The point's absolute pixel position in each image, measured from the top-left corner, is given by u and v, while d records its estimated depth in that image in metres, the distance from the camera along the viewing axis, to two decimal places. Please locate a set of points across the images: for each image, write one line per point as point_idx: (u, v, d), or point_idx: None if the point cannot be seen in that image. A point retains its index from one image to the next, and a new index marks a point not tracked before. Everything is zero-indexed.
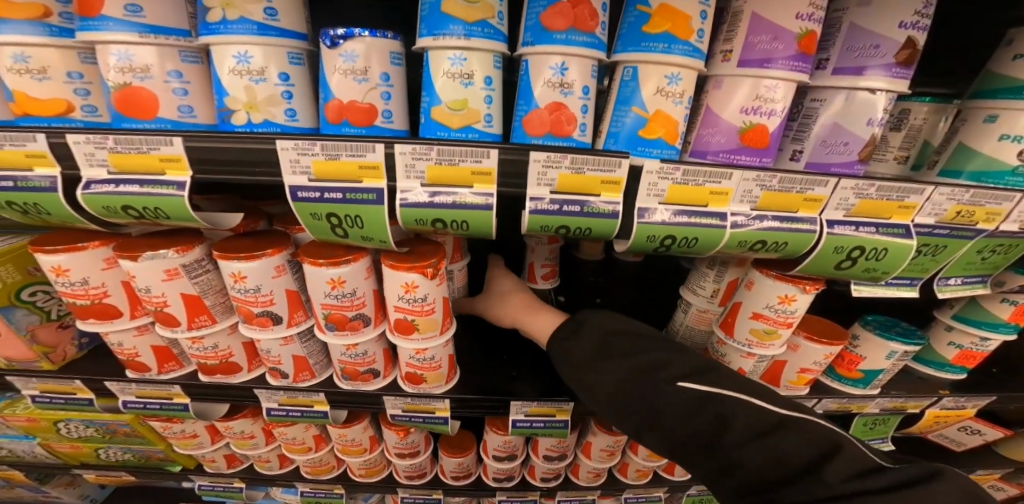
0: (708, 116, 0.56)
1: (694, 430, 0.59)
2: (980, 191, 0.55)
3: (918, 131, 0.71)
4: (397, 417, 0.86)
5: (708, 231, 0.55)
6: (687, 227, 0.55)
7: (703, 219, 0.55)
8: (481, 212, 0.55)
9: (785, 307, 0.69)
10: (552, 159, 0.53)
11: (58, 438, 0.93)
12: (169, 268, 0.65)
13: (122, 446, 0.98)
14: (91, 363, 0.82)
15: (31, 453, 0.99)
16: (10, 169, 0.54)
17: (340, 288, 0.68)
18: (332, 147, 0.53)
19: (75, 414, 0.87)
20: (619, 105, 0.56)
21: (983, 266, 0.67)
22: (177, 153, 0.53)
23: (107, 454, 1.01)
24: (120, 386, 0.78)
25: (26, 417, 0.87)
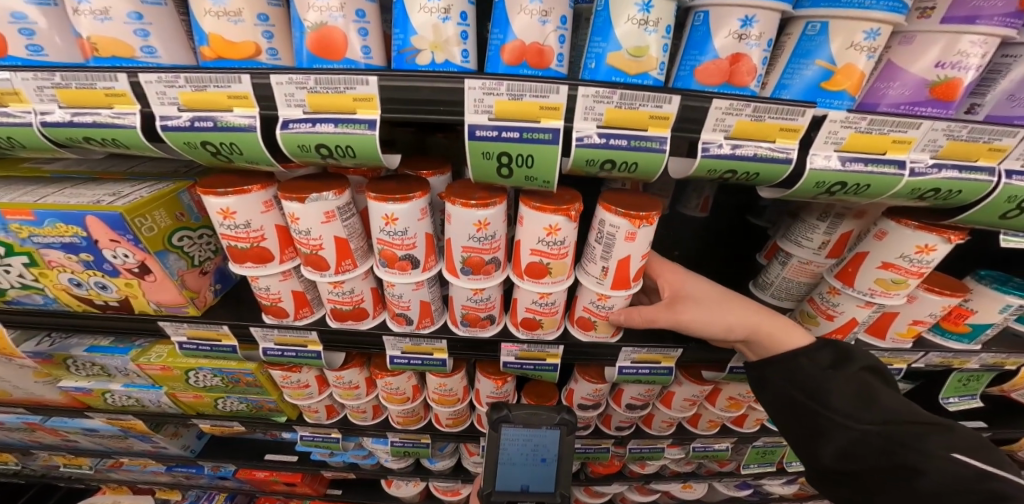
0: (888, 69, 0.55)
1: (950, 493, 0.62)
2: None
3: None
4: (510, 364, 0.90)
5: (884, 178, 0.55)
6: (863, 174, 0.55)
7: (882, 167, 0.55)
8: (654, 154, 0.55)
9: (922, 257, 0.70)
10: (733, 106, 0.54)
11: (185, 386, 1.04)
12: (328, 210, 0.66)
13: (239, 396, 1.10)
14: (229, 309, 0.86)
15: (156, 402, 1.11)
16: (211, 111, 0.55)
17: (484, 230, 0.69)
18: (520, 89, 0.54)
19: (206, 363, 0.96)
20: (798, 58, 0.55)
21: None
22: (371, 92, 0.53)
23: (223, 404, 1.13)
24: (262, 332, 0.83)
25: (161, 365, 0.97)
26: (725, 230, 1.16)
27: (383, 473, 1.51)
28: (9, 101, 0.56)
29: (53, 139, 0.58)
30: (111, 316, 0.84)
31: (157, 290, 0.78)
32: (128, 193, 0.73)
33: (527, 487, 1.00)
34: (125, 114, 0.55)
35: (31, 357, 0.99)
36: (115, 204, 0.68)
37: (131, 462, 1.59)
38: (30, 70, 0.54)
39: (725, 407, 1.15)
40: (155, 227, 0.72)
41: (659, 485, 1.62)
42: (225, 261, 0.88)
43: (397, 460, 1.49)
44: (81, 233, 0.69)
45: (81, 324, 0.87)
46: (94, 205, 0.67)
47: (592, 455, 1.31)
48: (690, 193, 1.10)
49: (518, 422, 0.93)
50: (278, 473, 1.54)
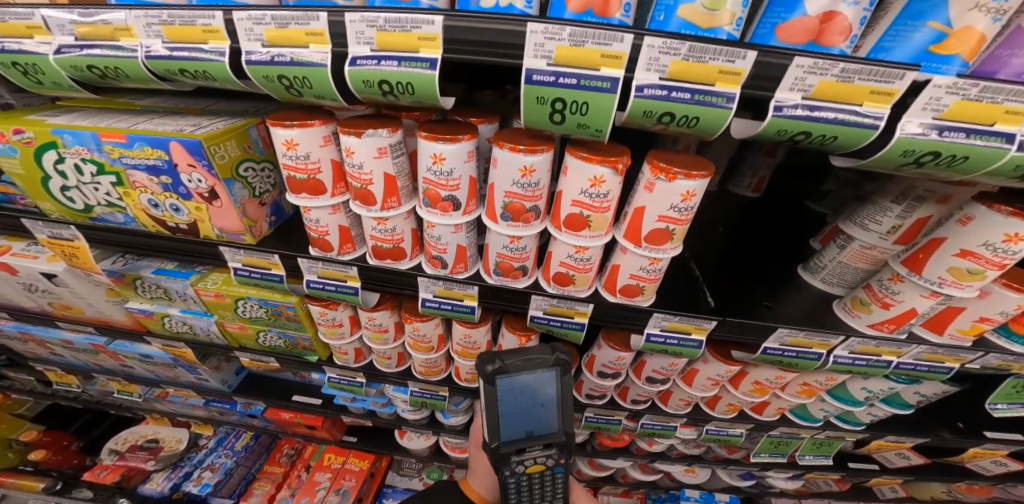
0: (1016, 36, 0.51)
1: None
2: None
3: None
4: (536, 319, 0.91)
5: (987, 151, 0.51)
6: (960, 144, 0.51)
7: (988, 139, 0.50)
8: (719, 111, 0.54)
9: (1008, 247, 0.62)
10: (818, 65, 0.51)
11: (233, 317, 1.06)
12: (381, 147, 0.68)
13: (279, 331, 1.12)
14: (282, 241, 0.89)
15: (206, 331, 1.14)
16: (291, 47, 0.57)
17: (529, 177, 0.70)
18: (581, 36, 0.53)
19: (256, 293, 0.98)
20: (909, 19, 0.52)
21: None
22: (435, 32, 0.54)
23: (265, 338, 1.15)
24: (308, 264, 0.85)
25: (215, 292, 0.99)
26: (779, 211, 1.14)
27: (399, 423, 1.60)
28: (120, 37, 0.60)
29: (155, 73, 0.61)
30: (178, 239, 0.88)
31: (221, 215, 0.81)
32: (206, 124, 0.76)
33: (530, 431, 1.02)
34: (219, 50, 0.58)
35: (108, 276, 1.01)
36: (195, 132, 0.71)
37: (173, 393, 1.69)
38: (141, 7, 0.58)
39: (750, 393, 1.10)
40: (226, 156, 0.75)
41: (664, 464, 1.64)
42: (282, 195, 0.91)
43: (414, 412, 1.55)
44: (165, 157, 0.73)
45: (149, 244, 0.91)
46: (178, 132, 0.71)
47: (603, 425, 1.34)
48: (745, 171, 1.13)
49: (513, 371, 0.90)
50: (303, 416, 1.62)
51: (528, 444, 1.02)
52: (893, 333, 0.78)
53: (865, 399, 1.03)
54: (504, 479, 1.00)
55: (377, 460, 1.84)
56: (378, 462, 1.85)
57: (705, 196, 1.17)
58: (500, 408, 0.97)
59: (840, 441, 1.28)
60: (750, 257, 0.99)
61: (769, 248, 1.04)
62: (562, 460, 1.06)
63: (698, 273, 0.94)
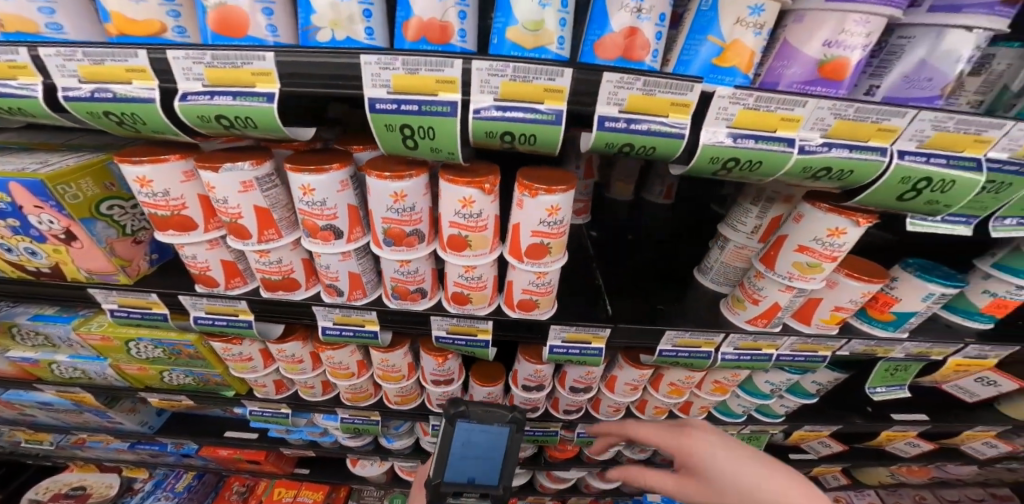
0: (784, 49, 0.58)
1: None
2: None
3: (997, 74, 0.69)
4: (441, 339, 0.91)
5: (774, 154, 0.57)
6: (753, 150, 0.57)
7: (771, 144, 0.57)
8: (551, 127, 0.57)
9: (833, 241, 0.72)
10: (624, 80, 0.55)
11: (127, 359, 1.04)
12: (245, 181, 0.67)
13: (185, 370, 1.09)
14: (161, 278, 0.88)
15: (101, 375, 1.10)
16: (113, 83, 0.56)
17: (401, 202, 0.70)
18: (412, 64, 0.54)
19: (146, 333, 0.96)
20: (695, 35, 0.57)
21: None
22: (268, 67, 0.54)
23: (169, 377, 1.12)
24: (192, 301, 0.84)
25: (101, 335, 0.96)
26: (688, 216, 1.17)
27: (342, 452, 1.49)
28: None
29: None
30: (43, 282, 0.86)
31: (85, 257, 0.79)
32: (57, 162, 0.74)
33: (473, 479, 1.05)
34: (29, 85, 0.57)
35: None
36: (39, 171, 0.69)
37: (93, 439, 1.59)
38: None
39: (667, 394, 1.11)
40: (82, 196, 0.73)
41: (615, 472, 1.63)
42: None
43: (355, 438, 1.47)
44: (6, 199, 0.70)
45: (14, 291, 0.88)
46: (18, 172, 0.68)
47: (541, 438, 1.33)
48: (654, 180, 1.19)
49: (472, 419, 0.94)
50: (241, 451, 1.55)
51: (467, 489, 1.05)
52: (766, 327, 0.86)
53: (772, 392, 1.07)
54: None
55: (333, 490, 1.78)
56: (335, 492, 1.77)
57: (621, 206, 1.21)
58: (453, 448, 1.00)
59: (768, 433, 1.30)
60: (655, 264, 1.02)
61: (676, 254, 1.06)
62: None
63: (602, 283, 0.96)
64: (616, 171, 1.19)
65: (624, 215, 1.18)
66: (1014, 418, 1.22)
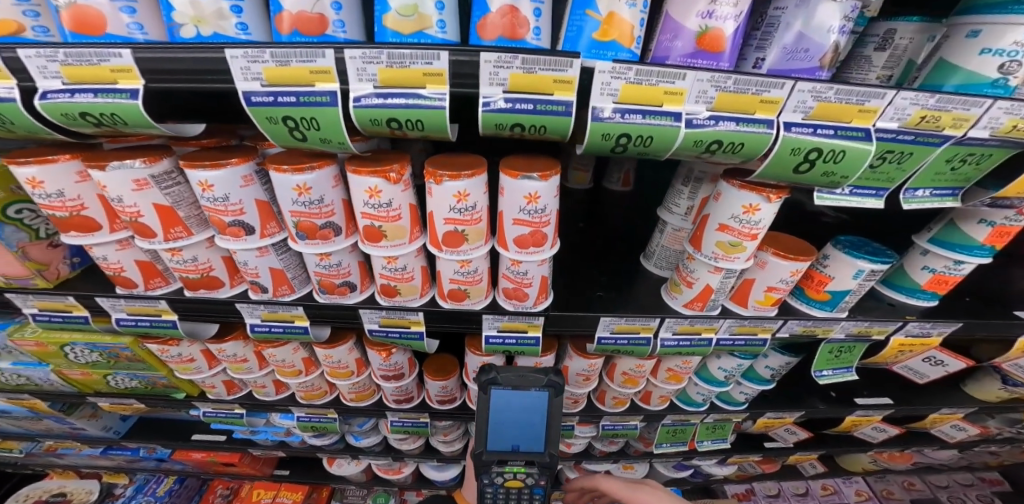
0: (668, 23, 0.57)
1: None
2: (947, 95, 0.56)
3: (901, 49, 0.69)
4: (375, 332, 0.87)
5: (662, 130, 0.56)
6: (641, 126, 0.56)
7: (659, 119, 0.56)
8: (434, 111, 0.55)
9: (750, 218, 0.70)
10: (502, 59, 0.53)
11: (68, 363, 1.01)
12: (138, 179, 0.66)
13: (128, 372, 1.04)
14: (84, 282, 0.86)
15: (47, 380, 1.08)
16: None
17: (306, 195, 0.68)
18: (280, 53, 0.52)
19: (80, 337, 0.93)
20: (576, 9, 0.55)
21: (953, 178, 0.66)
22: (127, 63, 0.53)
23: (115, 381, 1.07)
24: (111, 302, 0.83)
25: (35, 340, 0.94)
26: (647, 203, 1.16)
27: (313, 450, 1.36)
28: None
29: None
30: None
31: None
32: None
33: (517, 446, 0.99)
34: None
35: None
36: None
37: (64, 446, 1.57)
38: None
39: (624, 384, 1.06)
40: None
41: (592, 465, 1.54)
42: None
43: (321, 437, 1.34)
44: None
45: None
46: None
47: None
48: (612, 168, 1.18)
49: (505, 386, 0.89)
50: (213, 453, 1.45)
51: (511, 457, 0.99)
52: (703, 309, 0.84)
53: (726, 379, 1.06)
54: (481, 487, 0.99)
55: (314, 490, 1.66)
56: (315, 494, 1.66)
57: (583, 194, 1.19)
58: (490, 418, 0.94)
59: (731, 422, 1.29)
60: (603, 249, 1.01)
61: (630, 241, 1.05)
62: (542, 482, 1.01)
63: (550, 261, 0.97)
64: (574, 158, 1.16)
65: (580, 206, 1.13)
66: (979, 399, 1.21)
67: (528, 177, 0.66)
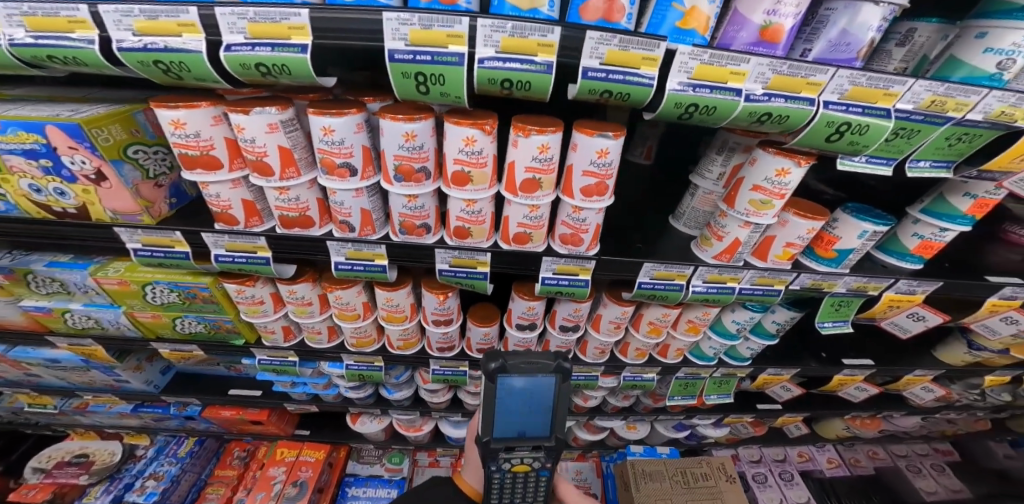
0: (737, 16, 0.70)
1: None
2: (955, 84, 0.69)
3: (920, 46, 0.82)
4: (444, 272, 1.00)
5: (725, 102, 0.70)
6: (709, 98, 0.70)
7: (723, 93, 0.70)
8: (542, 75, 0.68)
9: (780, 180, 0.85)
10: (603, 37, 0.66)
11: (142, 304, 1.10)
12: (271, 123, 0.76)
13: (197, 315, 1.13)
14: (180, 219, 0.99)
15: (115, 324, 1.16)
16: (162, 35, 0.64)
17: (412, 141, 0.79)
18: (427, 20, 0.64)
19: (163, 276, 1.02)
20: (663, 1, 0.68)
21: (950, 152, 0.79)
22: (303, 22, 0.63)
23: (182, 325, 1.16)
24: (213, 238, 0.93)
25: (118, 279, 1.03)
26: (668, 176, 1.28)
27: (344, 406, 1.53)
28: (75, 29, 0.64)
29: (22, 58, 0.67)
30: (66, 222, 0.97)
31: (113, 196, 0.90)
32: (86, 110, 0.86)
33: (523, 433, 1.11)
34: (86, 38, 0.64)
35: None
36: (73, 116, 0.81)
37: (96, 403, 1.59)
38: None
39: (648, 334, 1.22)
40: (113, 139, 0.85)
41: (603, 421, 1.70)
42: (179, 178, 1.02)
43: (356, 391, 1.47)
44: (41, 141, 0.82)
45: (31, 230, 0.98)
46: (53, 116, 0.80)
47: None
48: (637, 141, 1.24)
49: (513, 372, 1.00)
50: (245, 411, 1.59)
51: (518, 443, 1.10)
52: (730, 261, 1.00)
53: (738, 331, 1.21)
54: (490, 473, 1.09)
55: (333, 450, 1.78)
56: (336, 453, 1.78)
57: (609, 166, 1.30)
58: (498, 405, 1.05)
59: (736, 377, 1.44)
60: (634, 215, 1.15)
61: (656, 207, 1.19)
62: (547, 465, 1.14)
63: None
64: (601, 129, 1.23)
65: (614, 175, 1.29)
66: (947, 363, 1.41)
67: (602, 134, 0.79)
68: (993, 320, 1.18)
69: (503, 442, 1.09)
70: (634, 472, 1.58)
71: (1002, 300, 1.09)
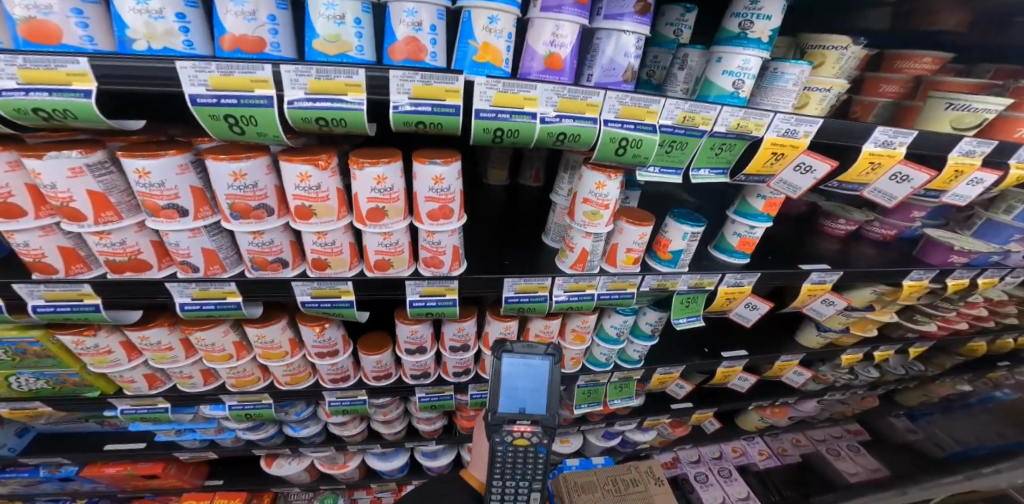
0: (529, 49, 0.80)
1: None
2: (696, 103, 0.86)
3: (694, 70, 1.04)
4: (307, 304, 0.97)
5: (523, 125, 0.79)
6: (508, 122, 0.79)
7: (521, 117, 0.79)
8: (355, 113, 0.72)
9: (600, 191, 0.97)
10: (405, 75, 0.73)
11: None
12: (73, 167, 0.74)
13: (34, 371, 0.97)
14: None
15: None
16: None
17: (242, 180, 0.80)
18: (226, 67, 0.67)
19: None
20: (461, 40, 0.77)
21: (720, 160, 0.97)
22: (84, 69, 0.64)
23: (18, 383, 0.99)
24: (27, 289, 0.84)
25: None
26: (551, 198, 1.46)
27: (247, 449, 1.36)
28: None
29: None
30: None
31: None
32: None
33: (523, 409, 1.12)
34: None
35: None
36: None
37: None
38: None
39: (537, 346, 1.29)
40: None
41: None
42: None
43: (256, 432, 1.32)
44: None
45: None
46: None
47: (437, 404, 1.36)
48: (526, 166, 1.49)
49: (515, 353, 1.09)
50: (132, 467, 1.29)
51: (519, 418, 1.11)
52: (584, 270, 1.09)
53: (618, 335, 1.32)
54: (494, 446, 1.09)
55: (255, 498, 1.54)
56: (258, 501, 1.53)
57: (505, 190, 1.48)
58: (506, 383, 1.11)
59: (633, 380, 1.53)
60: (507, 229, 1.25)
61: (533, 222, 1.31)
62: (545, 441, 1.12)
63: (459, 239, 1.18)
64: (492, 159, 1.45)
65: (504, 204, 1.40)
66: (806, 345, 1.63)
67: (435, 163, 0.86)
68: (817, 303, 1.39)
69: (506, 416, 1.11)
70: (565, 485, 1.59)
71: (815, 284, 1.32)
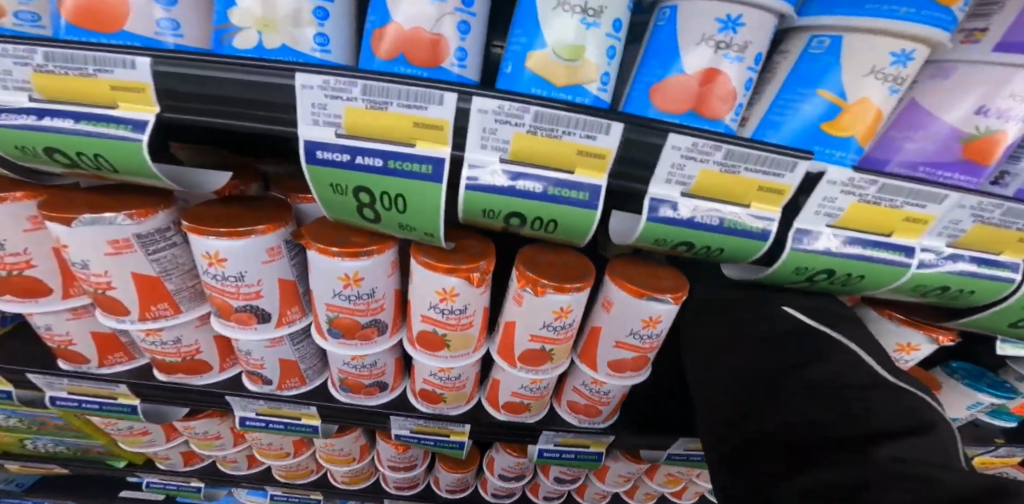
0: (910, 114, 0.43)
1: None
2: None
3: None
4: (402, 438, 0.73)
5: (882, 267, 0.47)
6: (859, 259, 0.47)
7: (887, 252, 0.47)
8: (583, 210, 0.40)
9: (901, 354, 0.64)
10: (698, 148, 0.39)
11: None
12: (116, 239, 0.44)
13: (53, 439, 0.77)
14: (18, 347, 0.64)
15: None
16: None
17: (354, 287, 0.49)
18: (375, 95, 0.35)
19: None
20: (800, 86, 0.42)
21: None
22: (142, 79, 0.35)
23: (33, 445, 0.78)
24: (46, 381, 0.61)
25: None
26: None
27: None
28: None
29: None
30: None
31: None
32: None
33: None
34: None
35: None
36: None
37: None
38: None
39: (665, 483, 0.96)
40: None
41: None
42: None
43: None
44: None
45: None
46: None
47: None
48: None
49: None
50: None
51: None
52: None
53: None
54: None
55: None
56: None
57: None
58: None
59: None
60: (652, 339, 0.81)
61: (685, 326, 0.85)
62: None
63: None
64: None
65: None
66: None
67: (657, 298, 0.54)
68: None
69: None
70: None
71: None
